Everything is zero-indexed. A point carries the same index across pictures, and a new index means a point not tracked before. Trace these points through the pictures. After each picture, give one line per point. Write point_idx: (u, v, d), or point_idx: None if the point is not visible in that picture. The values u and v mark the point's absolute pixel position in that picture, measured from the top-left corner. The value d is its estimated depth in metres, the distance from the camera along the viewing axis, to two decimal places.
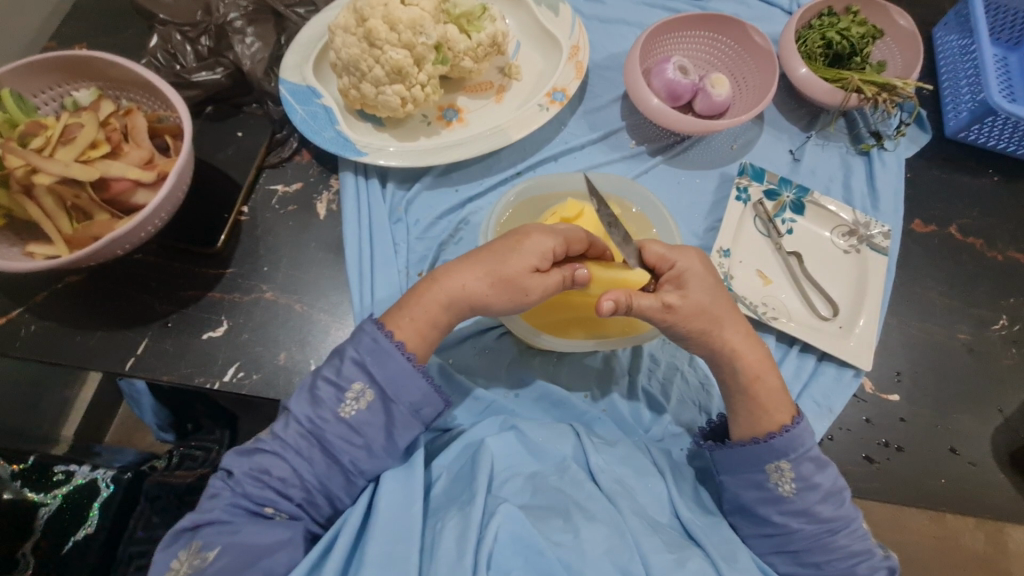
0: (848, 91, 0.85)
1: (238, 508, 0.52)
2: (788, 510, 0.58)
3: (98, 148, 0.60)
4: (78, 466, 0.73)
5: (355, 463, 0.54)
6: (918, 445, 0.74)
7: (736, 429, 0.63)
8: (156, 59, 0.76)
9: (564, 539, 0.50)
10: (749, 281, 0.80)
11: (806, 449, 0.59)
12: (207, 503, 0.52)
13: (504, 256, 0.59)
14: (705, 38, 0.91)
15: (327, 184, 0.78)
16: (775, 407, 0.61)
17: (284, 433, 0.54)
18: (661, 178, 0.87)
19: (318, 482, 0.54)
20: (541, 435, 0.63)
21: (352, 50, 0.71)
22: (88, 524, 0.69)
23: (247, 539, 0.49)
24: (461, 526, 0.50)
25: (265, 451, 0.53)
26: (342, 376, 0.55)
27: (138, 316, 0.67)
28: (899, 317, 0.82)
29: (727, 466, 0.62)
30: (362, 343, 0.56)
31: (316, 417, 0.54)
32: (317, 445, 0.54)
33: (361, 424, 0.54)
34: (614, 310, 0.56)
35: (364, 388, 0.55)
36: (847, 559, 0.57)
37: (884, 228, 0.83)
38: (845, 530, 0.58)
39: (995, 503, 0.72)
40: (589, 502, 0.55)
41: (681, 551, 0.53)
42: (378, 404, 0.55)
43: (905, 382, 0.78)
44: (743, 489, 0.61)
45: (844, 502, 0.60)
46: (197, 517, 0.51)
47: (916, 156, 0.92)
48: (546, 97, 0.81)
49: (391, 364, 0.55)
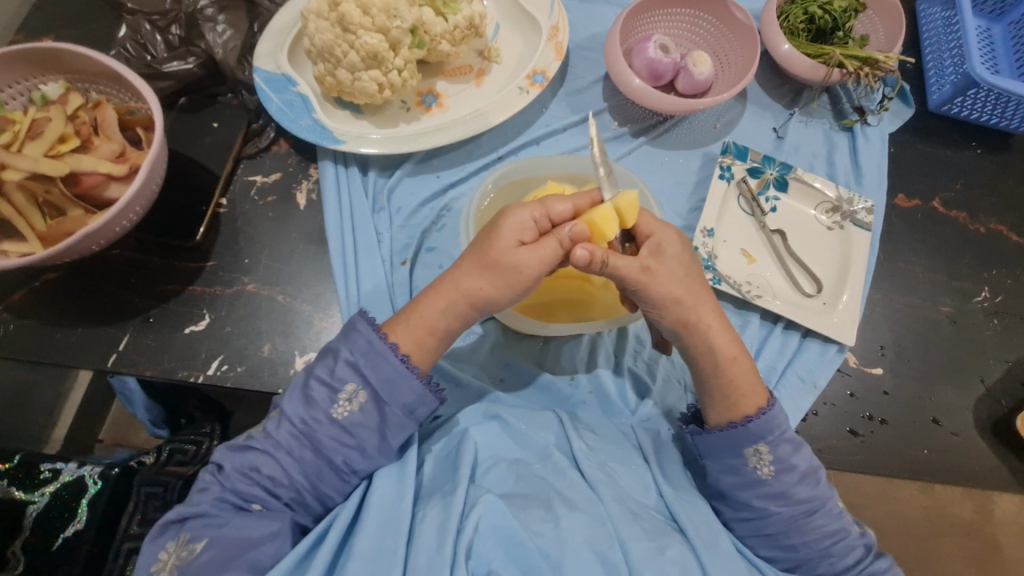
0: (830, 66, 0.85)
1: (225, 502, 0.51)
2: (765, 493, 0.60)
3: (67, 143, 0.59)
4: (67, 463, 0.65)
5: (348, 462, 0.54)
6: (903, 418, 0.76)
7: (712, 414, 0.63)
8: (125, 50, 0.74)
9: (544, 528, 0.51)
10: (733, 260, 0.80)
11: (781, 431, 0.60)
12: (196, 497, 0.52)
13: (487, 241, 0.58)
14: (686, 16, 0.90)
15: (307, 173, 0.77)
16: (749, 391, 0.62)
17: (276, 432, 0.53)
18: (643, 160, 0.86)
19: (309, 482, 0.54)
20: (524, 424, 0.63)
21: (325, 36, 0.70)
22: (77, 520, 0.63)
23: (235, 532, 0.49)
24: (441, 518, 0.50)
25: (257, 450, 0.53)
26: (335, 377, 0.55)
27: (118, 311, 0.67)
28: (882, 292, 0.83)
29: (710, 451, 0.62)
30: (357, 345, 0.55)
31: (309, 418, 0.54)
32: (308, 446, 0.53)
33: (354, 426, 0.54)
34: (587, 258, 0.55)
35: (357, 390, 0.54)
36: (823, 540, 0.59)
37: (867, 204, 0.83)
38: (822, 509, 0.60)
39: (976, 471, 0.74)
40: (570, 490, 0.56)
41: (660, 539, 0.53)
42: (371, 405, 0.55)
43: (888, 356, 0.79)
44: (721, 474, 0.62)
45: (820, 482, 0.61)
46: (185, 509, 0.50)
47: (899, 130, 0.92)
48: (526, 80, 0.80)
49: (385, 366, 0.55)
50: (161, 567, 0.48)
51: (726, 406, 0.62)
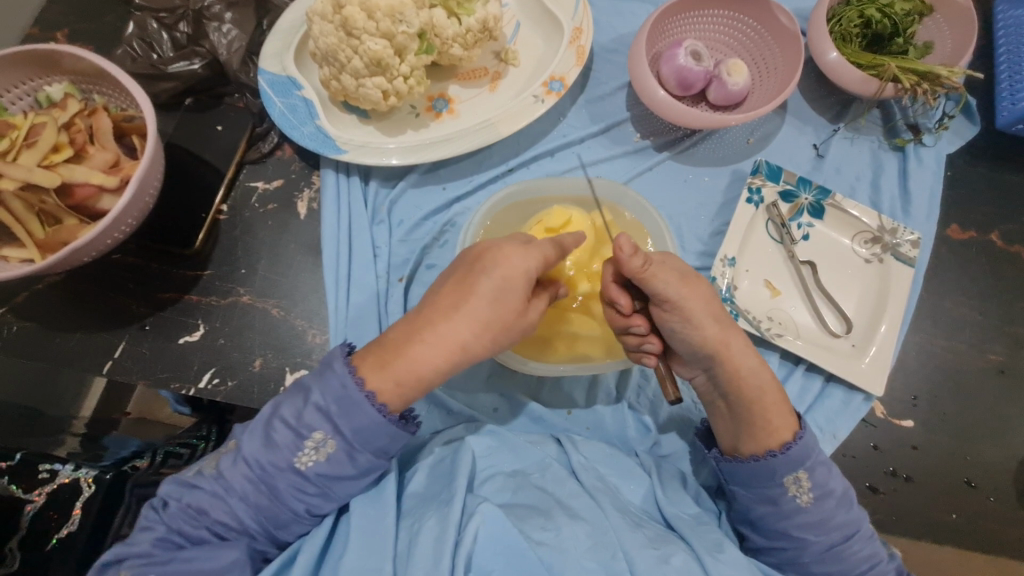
0: (884, 80, 0.76)
1: (168, 541, 0.49)
2: (804, 523, 0.55)
3: (60, 153, 0.58)
4: (63, 463, 0.58)
5: (310, 508, 0.53)
6: (931, 476, 0.69)
7: (737, 442, 0.59)
8: (132, 48, 0.72)
9: (546, 537, 0.49)
10: (755, 292, 0.74)
11: (818, 455, 0.56)
12: (138, 535, 0.49)
13: (492, 294, 0.53)
14: (723, 18, 0.82)
15: (309, 181, 0.75)
16: (775, 423, 0.57)
17: (231, 474, 0.51)
18: (665, 177, 0.80)
19: (265, 529, 0.52)
20: (521, 438, 0.62)
21: (329, 40, 0.66)
22: (71, 523, 0.56)
23: (184, 566, 0.47)
24: (439, 527, 0.49)
25: (206, 490, 0.50)
26: (304, 422, 0.51)
27: (117, 317, 0.67)
28: (922, 334, 0.76)
29: (741, 479, 0.58)
30: (329, 390, 0.52)
31: (269, 462, 0.51)
32: (266, 491, 0.51)
33: (318, 474, 0.52)
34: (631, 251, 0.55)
35: (325, 438, 0.51)
36: (859, 566, 0.55)
37: (913, 236, 0.75)
38: (857, 535, 0.55)
39: (1012, 540, 0.68)
40: (572, 499, 0.54)
41: (665, 547, 0.51)
42: (340, 454, 0.52)
43: (922, 407, 0.72)
44: (754, 504, 0.57)
45: (853, 502, 0.57)
46: (122, 549, 0.47)
47: (960, 152, 0.82)
48: (542, 87, 0.75)
49: (359, 416, 0.51)
50: None
51: (750, 436, 0.58)
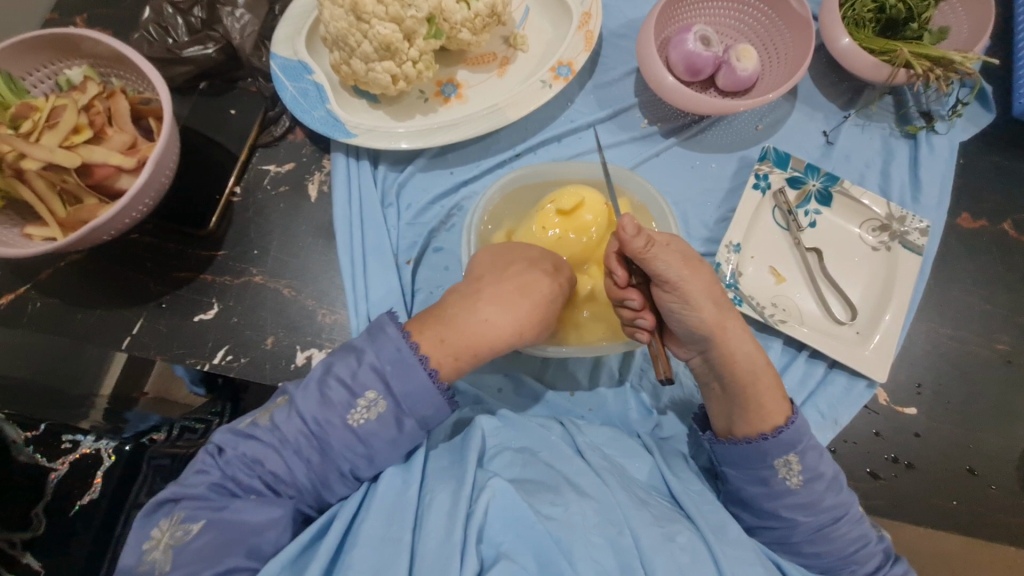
0: (896, 66, 0.75)
1: (224, 487, 0.51)
2: (793, 504, 0.56)
3: (81, 134, 0.60)
4: (85, 434, 0.58)
5: (354, 469, 0.54)
6: (933, 464, 0.70)
7: (732, 424, 0.59)
8: (148, 33, 0.73)
9: (555, 512, 0.50)
10: (760, 278, 0.74)
11: (809, 438, 0.57)
12: (193, 478, 0.51)
13: (538, 287, 0.59)
14: (733, 3, 0.82)
15: (320, 164, 0.76)
16: (767, 406, 0.58)
17: (286, 427, 0.52)
18: (672, 163, 0.81)
19: (312, 485, 0.53)
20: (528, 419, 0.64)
21: (340, 24, 0.67)
22: (92, 490, 0.55)
23: (234, 516, 0.49)
24: (451, 501, 0.50)
25: (261, 441, 0.52)
26: (358, 382, 0.53)
27: (135, 294, 0.70)
28: (928, 323, 0.75)
29: (732, 460, 0.59)
30: (384, 351, 0.54)
31: (323, 419, 0.52)
32: (317, 448, 0.52)
33: (369, 434, 0.53)
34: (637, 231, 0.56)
35: (378, 398, 0.53)
36: (847, 547, 0.56)
37: (921, 224, 0.75)
38: (845, 516, 0.56)
39: (1013, 529, 0.68)
40: (581, 477, 0.55)
41: (671, 525, 0.52)
42: (390, 416, 0.54)
43: (926, 395, 0.72)
44: (745, 483, 0.58)
45: (844, 487, 0.58)
46: (179, 489, 0.50)
47: (973, 140, 0.81)
48: (550, 72, 0.75)
49: (412, 378, 0.53)
50: (153, 547, 0.47)
51: (742, 419, 0.59)
